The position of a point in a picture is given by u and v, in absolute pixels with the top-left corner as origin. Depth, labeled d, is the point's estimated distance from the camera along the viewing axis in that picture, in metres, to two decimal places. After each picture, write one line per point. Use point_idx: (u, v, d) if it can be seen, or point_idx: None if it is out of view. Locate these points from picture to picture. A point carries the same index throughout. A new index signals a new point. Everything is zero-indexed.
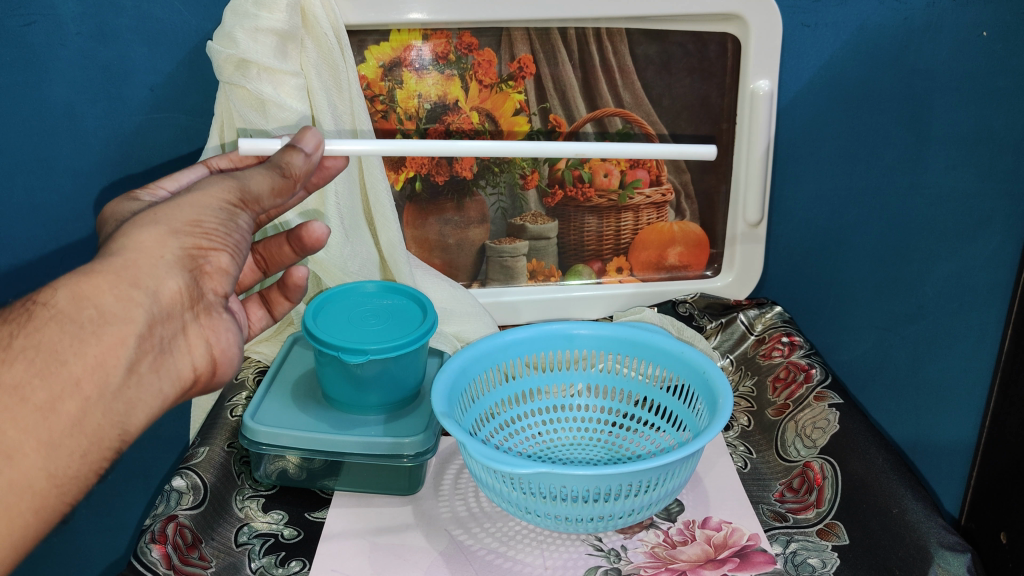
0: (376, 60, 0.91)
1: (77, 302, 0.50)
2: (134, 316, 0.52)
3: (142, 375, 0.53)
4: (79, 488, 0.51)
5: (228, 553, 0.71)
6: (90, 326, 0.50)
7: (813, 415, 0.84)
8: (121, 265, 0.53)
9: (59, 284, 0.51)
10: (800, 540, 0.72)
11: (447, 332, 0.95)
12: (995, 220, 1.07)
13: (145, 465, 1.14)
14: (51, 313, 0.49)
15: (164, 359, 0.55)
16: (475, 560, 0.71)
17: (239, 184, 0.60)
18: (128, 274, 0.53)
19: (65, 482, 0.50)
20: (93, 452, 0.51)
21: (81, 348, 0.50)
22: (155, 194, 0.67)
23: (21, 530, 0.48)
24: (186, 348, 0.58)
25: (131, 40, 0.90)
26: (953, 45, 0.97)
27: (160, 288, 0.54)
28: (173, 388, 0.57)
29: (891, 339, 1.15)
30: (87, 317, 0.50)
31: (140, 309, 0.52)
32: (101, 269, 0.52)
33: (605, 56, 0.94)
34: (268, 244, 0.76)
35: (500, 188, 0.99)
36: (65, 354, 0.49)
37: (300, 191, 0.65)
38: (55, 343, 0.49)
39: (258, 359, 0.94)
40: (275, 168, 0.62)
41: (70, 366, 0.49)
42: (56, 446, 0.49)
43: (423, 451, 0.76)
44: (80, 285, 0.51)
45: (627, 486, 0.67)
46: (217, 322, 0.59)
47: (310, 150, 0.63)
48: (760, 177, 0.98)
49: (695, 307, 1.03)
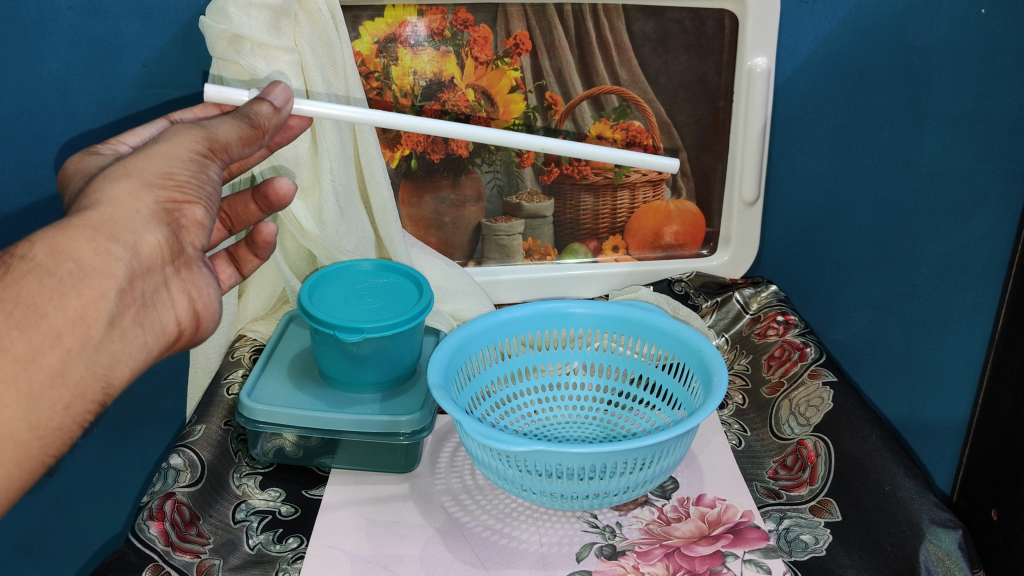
0: (371, 36, 0.90)
1: (55, 255, 0.50)
2: (113, 270, 0.51)
3: (125, 329, 0.53)
4: (63, 440, 0.51)
5: (226, 530, 0.72)
6: (70, 280, 0.50)
7: (807, 393, 0.85)
8: (97, 219, 0.52)
9: (36, 237, 0.50)
10: (793, 517, 0.73)
11: (443, 310, 0.95)
12: (991, 200, 1.07)
13: (146, 438, 1.14)
14: (29, 266, 0.49)
15: (147, 312, 0.55)
16: (470, 537, 0.72)
17: (206, 133, 0.57)
18: (105, 228, 0.52)
19: (47, 433, 0.50)
20: (77, 405, 0.51)
21: (61, 301, 0.49)
22: (117, 148, 0.66)
23: (5, 481, 0.49)
24: (170, 302, 0.57)
25: (123, 15, 0.89)
26: (952, 22, 0.96)
27: (140, 242, 0.53)
28: (157, 341, 0.56)
29: (885, 318, 1.16)
30: (66, 270, 0.50)
31: (120, 263, 0.52)
32: (77, 223, 0.51)
33: (602, 33, 0.93)
34: (234, 203, 0.74)
35: (496, 166, 0.98)
36: (44, 307, 0.49)
37: (268, 144, 0.62)
38: (33, 296, 0.48)
39: (253, 337, 0.95)
40: (244, 118, 0.59)
41: (51, 319, 0.49)
42: (40, 397, 0.49)
43: (420, 430, 0.76)
44: (57, 238, 0.50)
45: (623, 463, 0.68)
46: (198, 277, 0.58)
47: (279, 103, 0.61)
48: (756, 155, 0.98)
49: (692, 286, 1.03)
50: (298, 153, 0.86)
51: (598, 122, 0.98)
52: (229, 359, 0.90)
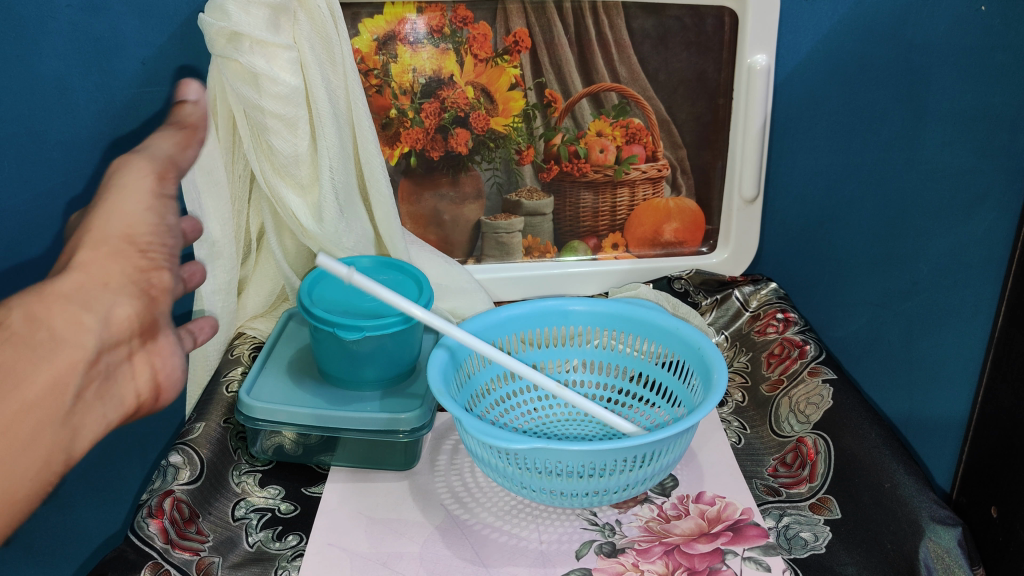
0: (370, 33, 0.90)
1: (33, 324, 0.60)
2: (84, 340, 0.62)
3: (89, 400, 0.64)
4: (35, 496, 0.60)
5: (226, 528, 0.72)
6: (46, 348, 0.60)
7: (807, 391, 0.85)
8: (73, 291, 0.63)
9: (15, 305, 0.60)
10: (792, 514, 0.73)
11: (441, 308, 0.97)
12: (990, 197, 1.07)
13: (145, 436, 1.15)
14: (8, 335, 0.59)
15: (109, 385, 0.66)
16: (470, 534, 0.72)
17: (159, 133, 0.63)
18: (81, 299, 0.63)
19: (21, 499, 0.58)
20: (45, 472, 0.60)
21: (37, 367, 0.59)
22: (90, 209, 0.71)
23: None
24: (132, 373, 0.68)
25: (121, 13, 0.89)
26: (952, 19, 0.96)
27: (111, 314, 0.64)
28: (118, 411, 0.67)
29: (885, 315, 1.16)
30: (41, 338, 0.60)
31: (91, 333, 0.62)
32: (53, 295, 0.62)
33: (602, 31, 0.93)
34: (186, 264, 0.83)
35: (496, 163, 0.98)
36: (21, 375, 0.58)
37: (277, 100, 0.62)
38: (14, 364, 0.58)
39: (252, 335, 0.95)
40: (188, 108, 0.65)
41: (23, 388, 0.58)
42: (25, 449, 0.58)
43: (420, 427, 0.76)
44: (35, 307, 0.60)
45: (623, 461, 0.68)
46: (160, 348, 0.70)
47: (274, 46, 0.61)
48: (756, 153, 0.98)
49: (691, 284, 1.04)
50: (298, 150, 0.84)
51: (598, 119, 0.98)
52: (229, 357, 0.90)
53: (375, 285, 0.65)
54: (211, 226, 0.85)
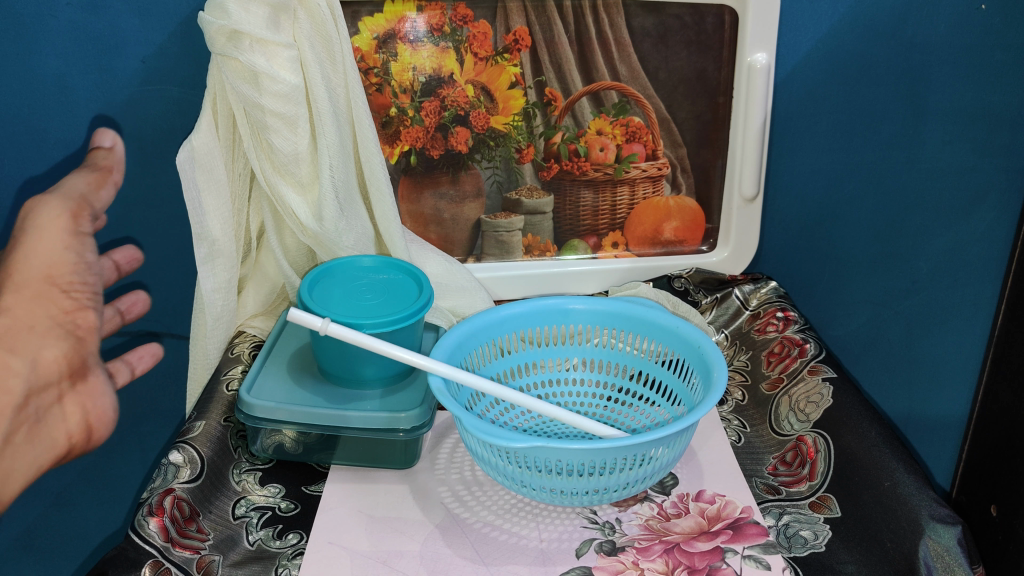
0: (370, 31, 0.90)
1: None
2: (11, 387, 0.68)
3: (17, 443, 0.70)
4: None
5: (226, 526, 0.72)
6: None
7: (807, 389, 0.85)
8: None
9: None
10: (792, 513, 0.73)
11: (441, 307, 0.96)
12: (991, 195, 1.07)
13: (145, 435, 1.15)
14: None
15: (39, 427, 0.72)
16: (470, 532, 0.72)
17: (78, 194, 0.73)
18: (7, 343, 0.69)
19: None
20: None
21: None
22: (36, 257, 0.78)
23: None
24: (64, 414, 0.73)
25: (121, 11, 0.88)
26: (952, 17, 0.96)
27: (38, 357, 0.70)
28: (48, 451, 0.73)
29: (885, 314, 1.16)
30: None
31: (18, 379, 0.68)
32: None
33: (602, 29, 0.93)
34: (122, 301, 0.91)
35: (496, 162, 0.98)
36: None
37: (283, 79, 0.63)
38: None
39: (252, 333, 0.95)
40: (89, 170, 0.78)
41: None
42: None
43: (419, 426, 0.76)
44: None
45: (623, 459, 0.68)
46: (92, 389, 0.75)
47: None
48: (756, 151, 0.98)
49: (692, 283, 1.03)
50: (298, 149, 0.84)
51: (598, 117, 0.98)
52: (230, 356, 0.91)
53: (350, 333, 0.71)
54: (211, 225, 0.85)
